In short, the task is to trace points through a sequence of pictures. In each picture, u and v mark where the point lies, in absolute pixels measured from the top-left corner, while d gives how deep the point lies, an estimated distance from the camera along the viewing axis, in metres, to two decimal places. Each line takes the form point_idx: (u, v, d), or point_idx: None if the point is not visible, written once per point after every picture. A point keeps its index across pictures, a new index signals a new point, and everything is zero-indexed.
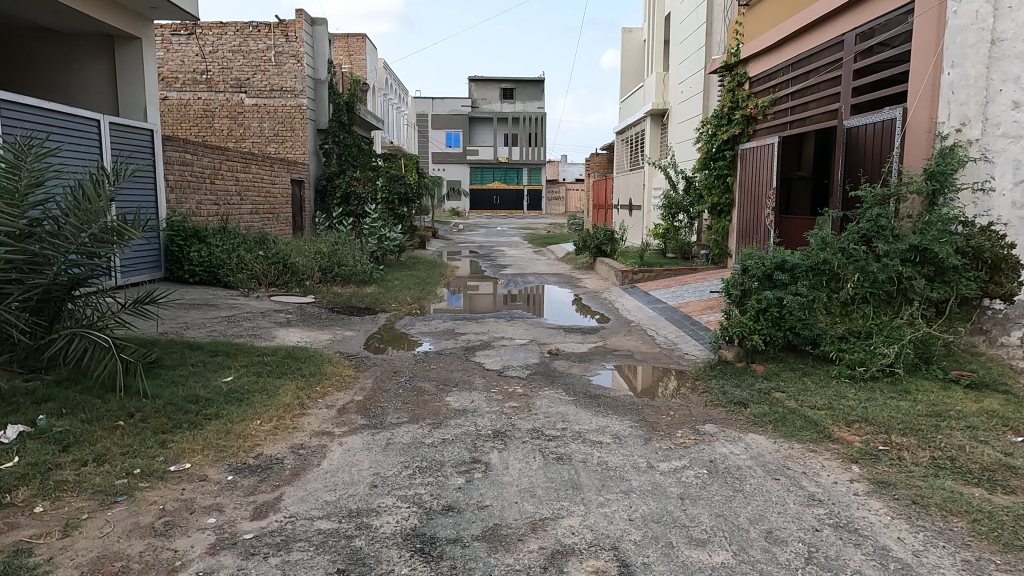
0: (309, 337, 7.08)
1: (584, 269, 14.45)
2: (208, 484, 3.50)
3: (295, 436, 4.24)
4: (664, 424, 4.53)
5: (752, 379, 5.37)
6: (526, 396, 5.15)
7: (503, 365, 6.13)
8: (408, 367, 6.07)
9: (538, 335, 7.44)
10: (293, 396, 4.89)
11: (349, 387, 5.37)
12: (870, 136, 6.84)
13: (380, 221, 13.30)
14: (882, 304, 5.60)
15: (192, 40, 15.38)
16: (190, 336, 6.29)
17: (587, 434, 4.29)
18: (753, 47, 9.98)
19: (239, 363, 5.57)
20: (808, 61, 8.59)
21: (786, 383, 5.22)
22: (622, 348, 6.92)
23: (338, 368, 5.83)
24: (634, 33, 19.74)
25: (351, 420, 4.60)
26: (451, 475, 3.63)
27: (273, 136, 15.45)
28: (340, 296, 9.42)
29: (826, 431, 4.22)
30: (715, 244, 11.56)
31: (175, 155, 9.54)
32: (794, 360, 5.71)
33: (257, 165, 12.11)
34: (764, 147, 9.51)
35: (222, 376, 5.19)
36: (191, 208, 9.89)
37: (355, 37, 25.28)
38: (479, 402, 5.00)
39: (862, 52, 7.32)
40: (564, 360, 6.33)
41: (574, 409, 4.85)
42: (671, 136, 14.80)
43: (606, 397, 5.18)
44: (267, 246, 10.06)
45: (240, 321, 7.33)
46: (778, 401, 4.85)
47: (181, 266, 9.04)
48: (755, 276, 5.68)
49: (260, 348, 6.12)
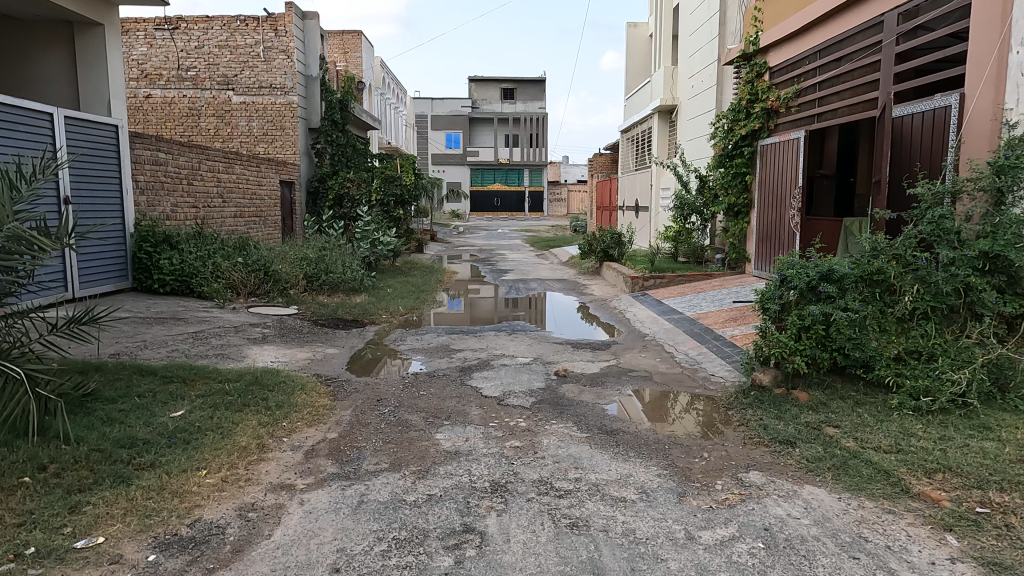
0: (285, 357, 6.27)
1: (589, 274, 13.65)
2: (120, 570, 2.69)
3: (246, 493, 3.43)
4: (699, 472, 3.73)
5: (797, 411, 4.58)
6: (531, 433, 4.34)
7: (503, 391, 5.30)
8: (394, 394, 5.26)
9: (544, 352, 6.63)
10: (252, 436, 4.09)
11: (323, 421, 4.56)
12: (916, 127, 6.01)
13: (373, 224, 12.52)
14: (944, 320, 4.80)
15: (177, 35, 14.61)
16: (145, 359, 5.48)
17: (606, 487, 3.50)
18: (776, 33, 9.17)
19: (196, 393, 4.75)
20: (841, 47, 7.77)
21: (838, 416, 4.43)
22: (639, 368, 6.10)
23: (312, 397, 5.00)
24: (638, 28, 18.90)
25: (320, 467, 3.80)
26: (438, 553, 2.84)
27: (262, 135, 14.70)
28: (325, 307, 8.61)
29: (902, 484, 3.42)
30: (731, 247, 10.62)
31: (147, 154, 8.72)
32: (842, 385, 4.89)
33: (240, 164, 11.32)
34: (790, 143, 8.77)
35: (172, 410, 4.39)
36: (164, 212, 9.11)
37: (351, 34, 24.50)
38: (475, 441, 4.20)
39: (905, 34, 6.52)
40: (573, 385, 5.51)
41: (588, 450, 4.05)
42: (680, 133, 14.02)
43: (624, 433, 4.38)
44: (248, 251, 9.25)
45: (209, 339, 6.52)
46: (834, 440, 4.04)
47: (150, 275, 8.22)
48: (797, 288, 4.91)
49: (222, 372, 5.30)
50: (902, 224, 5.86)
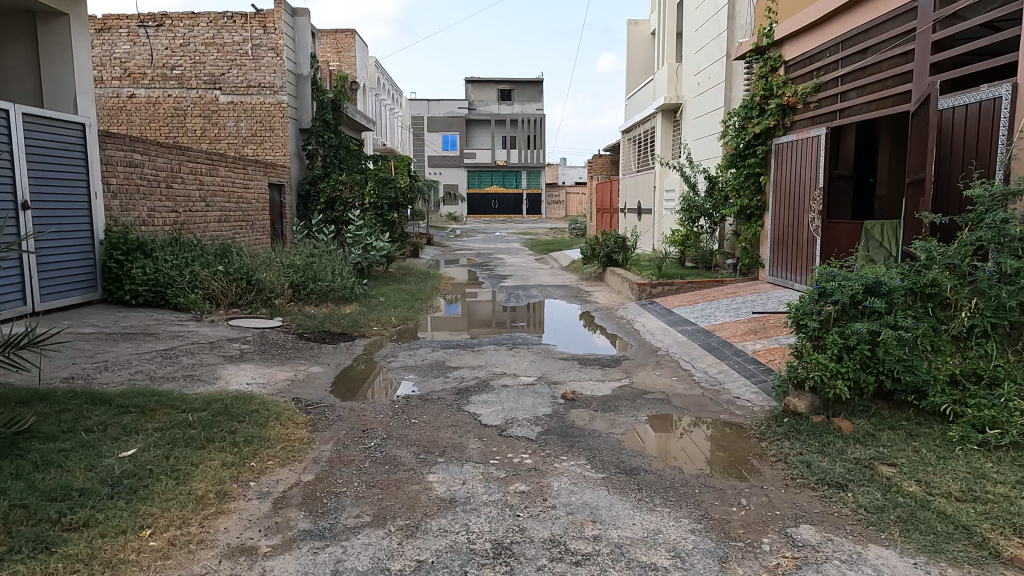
0: (264, 378, 5.66)
1: (592, 280, 13.06)
2: None
3: (197, 560, 2.83)
4: (740, 526, 3.15)
5: (842, 444, 4.01)
6: (538, 474, 3.75)
7: (506, 420, 4.69)
8: (382, 423, 4.66)
9: (549, 370, 6.03)
10: (212, 481, 3.48)
11: (299, 459, 3.96)
12: (955, 121, 5.39)
13: (365, 228, 11.92)
14: (1006, 339, 4.19)
15: (161, 32, 13.98)
16: (101, 384, 4.86)
17: (632, 549, 2.92)
18: (793, 24, 8.60)
19: (154, 426, 4.15)
20: (869, 36, 7.22)
21: (891, 451, 3.86)
22: (655, 389, 5.50)
23: (289, 428, 4.39)
24: (639, 25, 18.26)
25: (289, 522, 3.19)
26: None
27: (251, 136, 14.12)
28: (312, 319, 8.01)
29: (990, 546, 2.84)
30: (743, 252, 10.02)
31: (120, 155, 8.09)
32: (890, 413, 4.32)
33: (225, 166, 10.71)
34: (810, 140, 8.25)
35: (123, 450, 3.78)
36: (140, 217, 8.47)
37: (344, 33, 23.91)
38: (473, 485, 3.61)
39: (944, 20, 5.93)
40: (583, 411, 4.91)
41: (606, 497, 3.47)
42: (686, 132, 13.44)
43: (646, 473, 3.79)
44: (229, 259, 8.65)
45: (179, 357, 5.90)
46: (893, 483, 3.47)
47: (121, 285, 7.59)
48: (839, 303, 4.34)
49: (188, 398, 4.69)
50: (960, 229, 5.17)
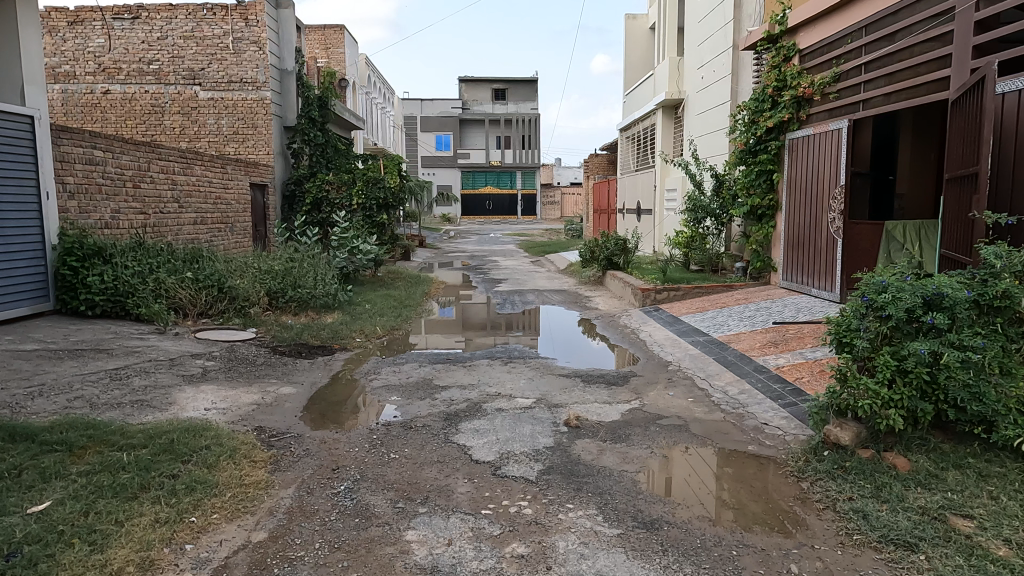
0: (225, 402, 4.96)
1: (592, 284, 12.41)
2: None
3: None
4: None
5: (902, 488, 3.36)
6: (539, 531, 3.09)
7: (500, 455, 4.02)
8: (356, 459, 3.99)
9: (549, 390, 5.37)
10: (136, 548, 2.81)
11: (251, 510, 3.29)
12: (1009, 108, 4.76)
13: (351, 230, 11.23)
14: None
15: (138, 25, 13.22)
16: (28, 415, 4.16)
17: None
18: (810, 9, 7.97)
19: (79, 470, 3.46)
20: (897, 19, 6.58)
21: (962, 497, 3.21)
22: (670, 413, 4.83)
23: (244, 468, 3.71)
24: (639, 20, 17.71)
25: None
26: None
27: (232, 134, 13.42)
28: (288, 329, 7.34)
29: None
30: (754, 254, 9.42)
31: (78, 151, 7.37)
32: (952, 448, 3.67)
33: (202, 165, 10.01)
34: (830, 134, 7.65)
35: (32, 505, 3.09)
36: (102, 220, 7.72)
37: (332, 29, 23.20)
38: (462, 547, 2.94)
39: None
40: (590, 441, 4.26)
41: (625, 564, 2.80)
42: (689, 128, 12.78)
43: (671, 528, 3.14)
44: (200, 264, 7.95)
45: (130, 378, 5.20)
46: (977, 545, 2.82)
47: (77, 295, 6.91)
48: (892, 319, 3.69)
49: (128, 431, 4.00)
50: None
